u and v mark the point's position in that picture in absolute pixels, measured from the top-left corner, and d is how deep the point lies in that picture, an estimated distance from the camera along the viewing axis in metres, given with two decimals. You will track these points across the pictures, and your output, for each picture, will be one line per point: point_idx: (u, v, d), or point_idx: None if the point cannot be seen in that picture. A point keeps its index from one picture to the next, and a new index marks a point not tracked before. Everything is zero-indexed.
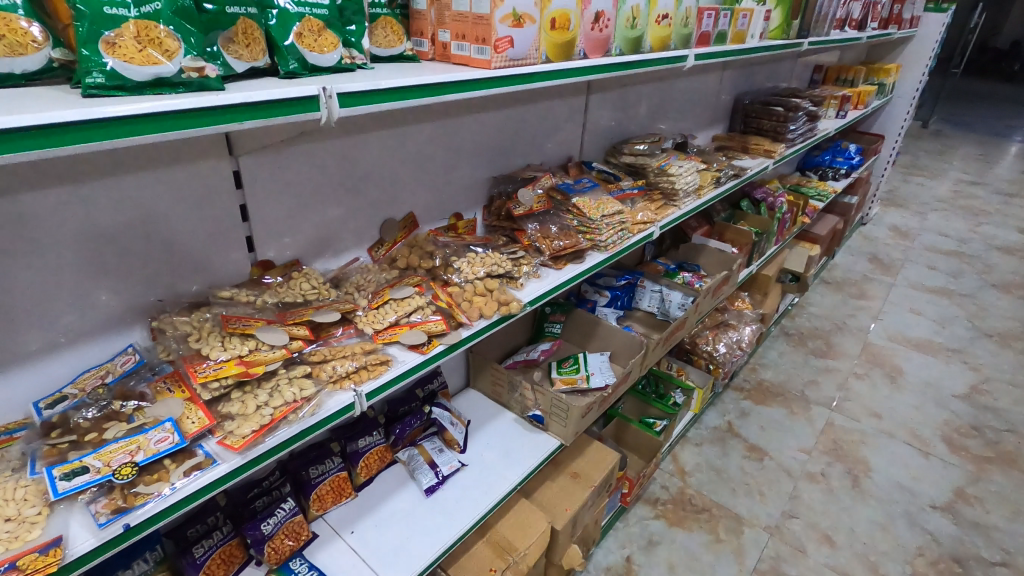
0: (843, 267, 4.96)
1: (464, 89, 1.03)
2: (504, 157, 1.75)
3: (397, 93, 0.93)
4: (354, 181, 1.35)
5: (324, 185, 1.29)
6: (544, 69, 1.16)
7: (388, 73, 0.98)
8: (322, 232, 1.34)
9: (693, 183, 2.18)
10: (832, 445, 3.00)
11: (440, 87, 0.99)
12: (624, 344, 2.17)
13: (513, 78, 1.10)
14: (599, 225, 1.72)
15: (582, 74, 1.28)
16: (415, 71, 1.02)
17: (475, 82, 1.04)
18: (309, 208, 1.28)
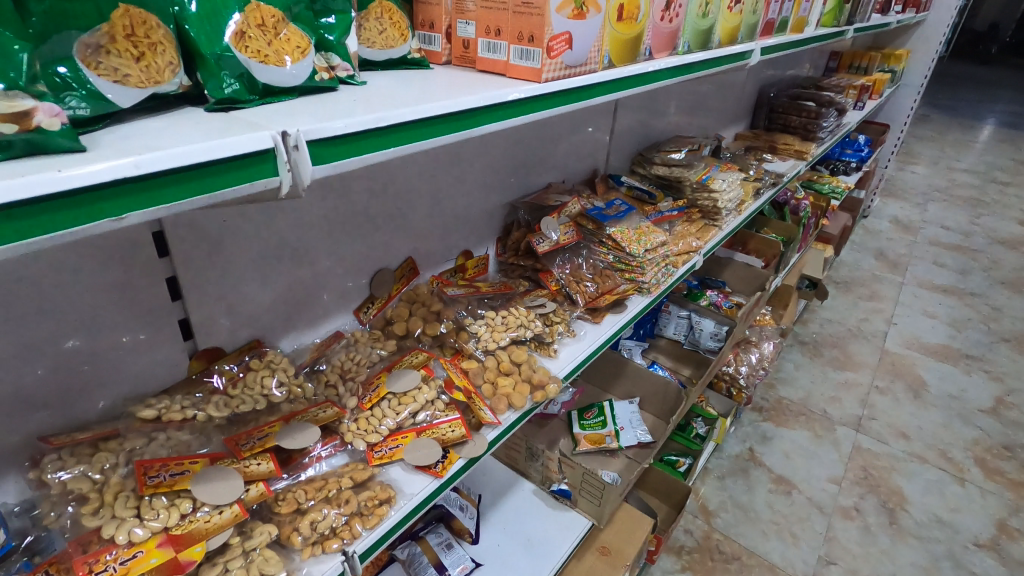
0: (850, 265, 4.72)
1: (501, 117, 0.69)
2: (523, 177, 1.40)
3: (407, 134, 0.58)
4: (335, 226, 0.99)
5: (293, 236, 0.93)
6: (602, 79, 0.83)
7: (390, 94, 0.63)
8: (290, 298, 0.98)
9: (736, 199, 1.85)
10: (863, 473, 2.76)
11: (469, 117, 0.64)
12: (655, 390, 1.84)
13: (565, 95, 0.77)
14: (642, 263, 1.39)
15: (643, 84, 0.95)
16: (429, 88, 0.67)
17: (517, 104, 0.70)
18: (273, 269, 0.92)
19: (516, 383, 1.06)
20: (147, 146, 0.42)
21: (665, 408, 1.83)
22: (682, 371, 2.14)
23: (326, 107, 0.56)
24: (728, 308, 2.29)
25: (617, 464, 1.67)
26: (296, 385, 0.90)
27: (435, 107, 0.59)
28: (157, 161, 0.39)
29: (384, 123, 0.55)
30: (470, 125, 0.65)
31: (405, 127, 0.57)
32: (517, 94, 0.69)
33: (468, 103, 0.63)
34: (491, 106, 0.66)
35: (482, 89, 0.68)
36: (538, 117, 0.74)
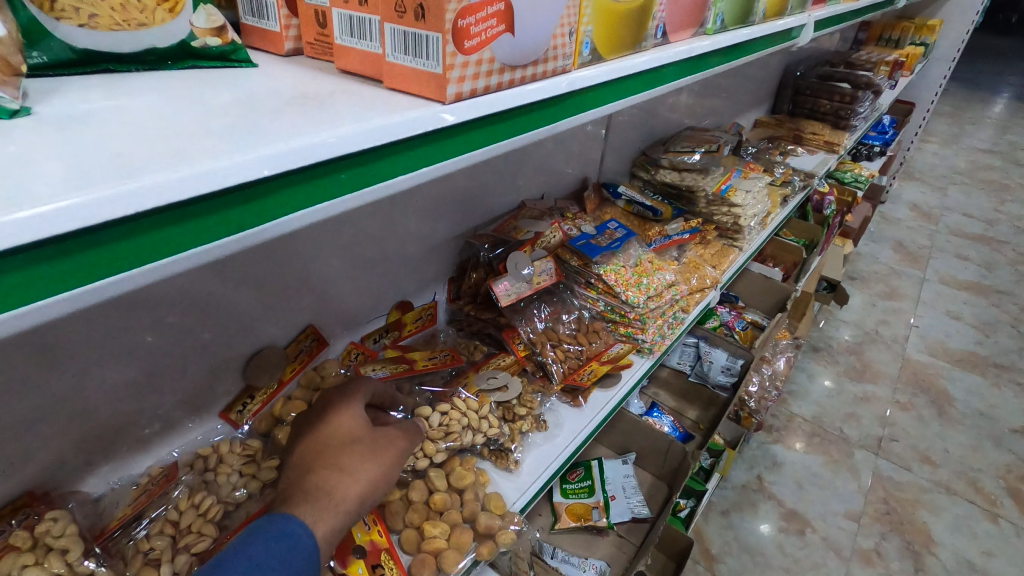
0: (868, 257, 4.28)
1: (305, 200, 0.36)
2: (483, 197, 1.03)
3: (72, 264, 0.27)
4: (161, 303, 0.63)
5: (74, 328, 0.58)
6: (541, 95, 0.49)
7: (40, 162, 0.30)
8: (79, 405, 0.62)
9: (762, 212, 1.49)
10: (884, 507, 2.40)
11: (211, 218, 0.31)
12: (654, 446, 1.50)
13: (455, 131, 0.43)
14: (644, 314, 1.04)
15: (621, 97, 0.62)
16: (164, 135, 0.34)
17: (339, 167, 0.37)
18: (40, 382, 0.57)
19: (453, 528, 0.72)
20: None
21: (665, 470, 1.50)
22: (688, 414, 1.82)
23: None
24: (742, 331, 1.99)
25: (606, 548, 1.35)
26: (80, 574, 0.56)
27: (87, 208, 0.26)
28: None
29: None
30: (221, 232, 0.32)
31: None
32: (339, 143, 0.36)
33: (200, 185, 0.30)
34: (272, 179, 0.34)
35: (312, 122, 0.37)
36: (421, 176, 0.43)
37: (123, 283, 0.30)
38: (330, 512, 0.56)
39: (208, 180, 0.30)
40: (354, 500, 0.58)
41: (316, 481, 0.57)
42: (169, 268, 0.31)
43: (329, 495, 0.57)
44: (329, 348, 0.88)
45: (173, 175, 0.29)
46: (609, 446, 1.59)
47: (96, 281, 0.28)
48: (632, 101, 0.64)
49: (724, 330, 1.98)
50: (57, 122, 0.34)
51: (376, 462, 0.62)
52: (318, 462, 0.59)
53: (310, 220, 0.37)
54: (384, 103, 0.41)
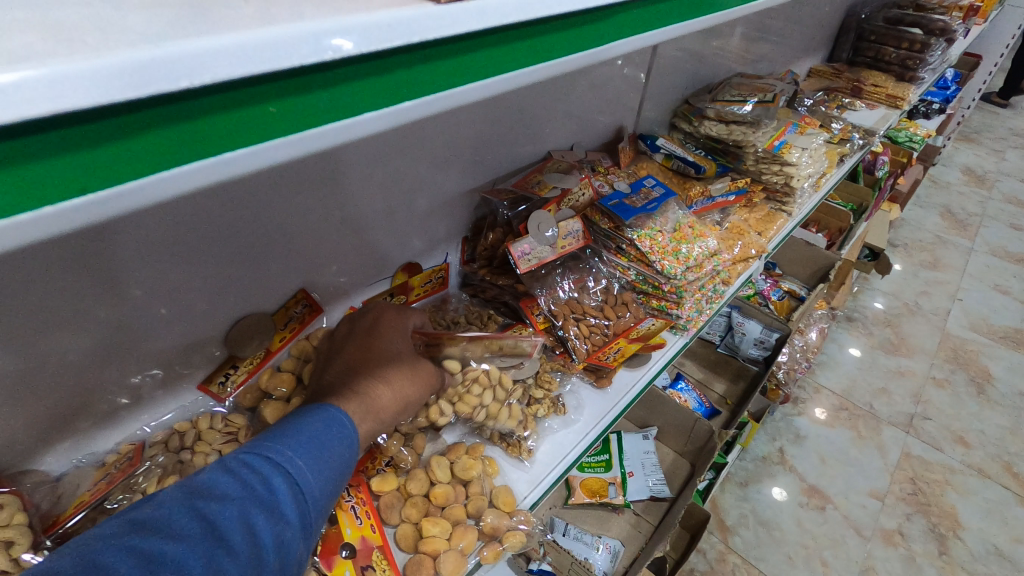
0: (912, 222, 3.96)
1: (219, 141, 0.25)
2: (505, 147, 0.90)
3: None
4: (123, 260, 0.54)
5: (14, 293, 0.49)
6: (570, 6, 0.37)
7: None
8: (17, 368, 0.52)
9: (817, 172, 1.33)
10: (910, 488, 2.25)
11: (52, 162, 0.21)
12: (678, 422, 1.40)
13: (439, 51, 0.31)
14: (681, 287, 0.92)
15: (678, 19, 0.50)
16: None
17: (273, 92, 0.25)
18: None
19: (454, 526, 0.64)
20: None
21: (689, 447, 1.41)
22: (714, 386, 1.72)
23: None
24: (778, 301, 1.85)
25: (621, 527, 1.29)
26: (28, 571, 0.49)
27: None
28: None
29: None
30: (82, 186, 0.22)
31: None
32: (271, 54, 0.24)
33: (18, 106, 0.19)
34: (153, 104, 0.22)
35: (257, 14, 0.26)
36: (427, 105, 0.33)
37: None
38: (369, 415, 0.53)
39: (36, 98, 0.19)
40: (386, 411, 0.56)
41: (361, 387, 0.54)
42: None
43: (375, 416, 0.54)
44: (326, 315, 0.79)
45: None
46: (629, 419, 1.51)
47: None
48: (696, 24, 0.53)
49: (760, 299, 1.85)
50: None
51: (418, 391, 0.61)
52: (369, 371, 0.56)
53: (233, 170, 0.26)
54: None
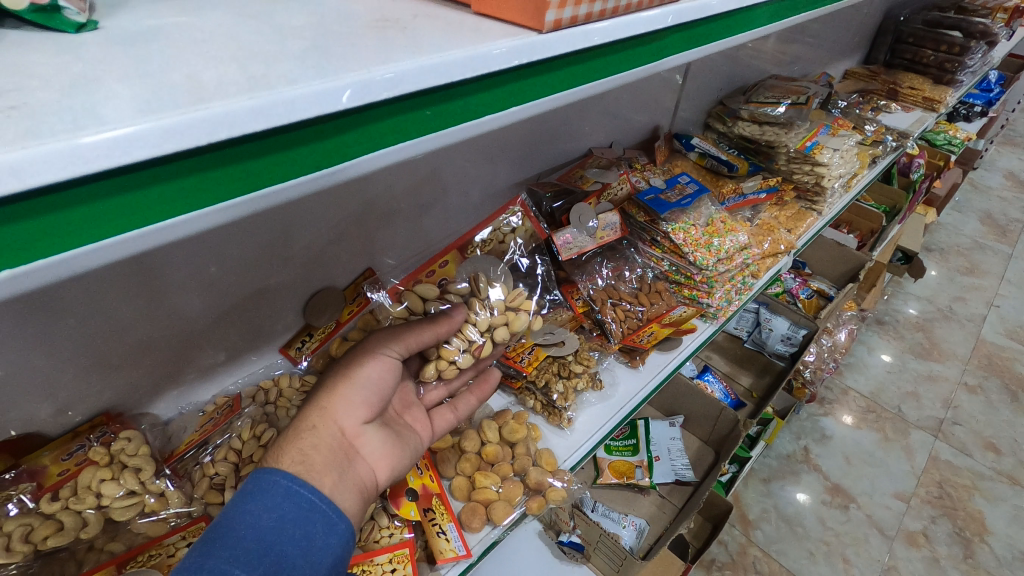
0: (950, 227, 3.88)
1: (376, 141, 0.33)
2: (551, 143, 0.98)
3: (213, 183, 0.27)
4: (238, 238, 0.64)
5: (158, 260, 0.59)
6: (633, 31, 0.45)
7: (96, 80, 0.27)
8: (146, 328, 0.62)
9: (847, 173, 1.37)
10: (937, 491, 2.25)
11: (293, 151, 0.30)
12: (704, 411, 1.46)
13: (533, 71, 0.39)
14: (712, 278, 0.98)
15: (721, 36, 0.57)
16: (240, 59, 0.30)
17: (420, 103, 0.34)
18: (124, 307, 0.59)
19: (503, 480, 0.72)
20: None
21: (714, 435, 1.47)
22: (740, 379, 1.77)
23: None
24: (806, 300, 1.88)
25: (647, 507, 1.36)
26: (152, 492, 0.60)
27: (155, 135, 0.24)
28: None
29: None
30: (285, 172, 0.30)
31: (34, 210, 0.23)
32: (428, 75, 0.32)
33: (274, 117, 0.27)
34: (354, 111, 0.31)
35: (414, 42, 0.34)
36: (525, 112, 0.41)
37: (184, 226, 0.28)
38: (299, 458, 0.51)
39: (284, 108, 0.27)
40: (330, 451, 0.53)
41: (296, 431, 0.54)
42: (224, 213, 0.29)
43: (321, 430, 0.53)
44: None
45: (259, 99, 0.27)
46: (657, 407, 1.58)
47: (220, 202, 0.28)
48: (736, 39, 0.60)
49: (788, 297, 1.88)
50: (123, 36, 0.30)
51: (376, 377, 0.60)
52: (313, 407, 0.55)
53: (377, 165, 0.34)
54: (473, 28, 0.37)
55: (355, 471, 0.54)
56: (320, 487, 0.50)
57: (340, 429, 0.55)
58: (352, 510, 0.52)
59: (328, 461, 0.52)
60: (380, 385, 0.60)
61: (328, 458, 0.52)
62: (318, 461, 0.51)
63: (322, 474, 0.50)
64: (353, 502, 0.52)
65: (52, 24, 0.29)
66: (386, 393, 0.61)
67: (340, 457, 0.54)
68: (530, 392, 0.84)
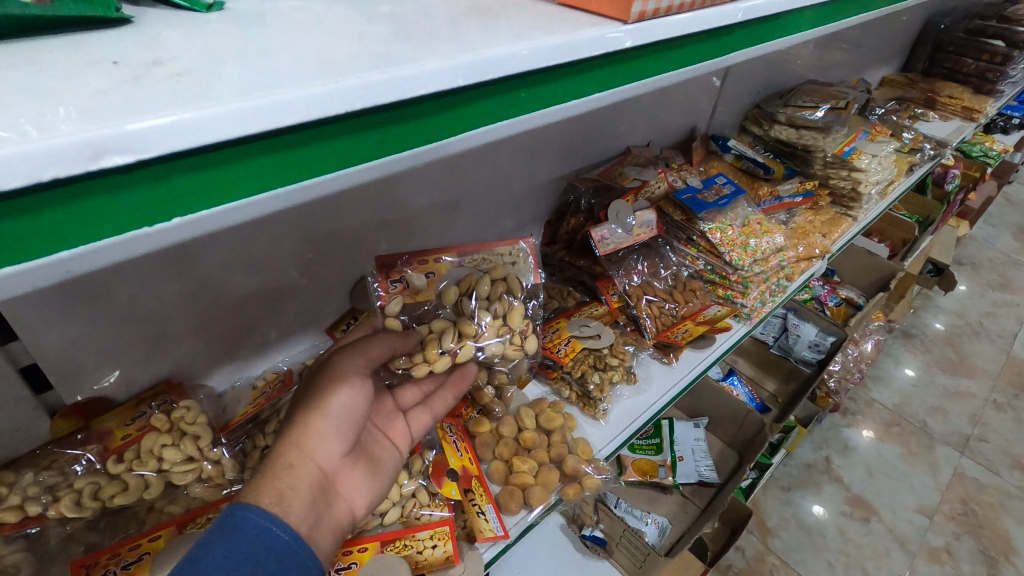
0: (984, 240, 3.79)
1: (492, 115, 0.34)
2: (592, 140, 0.99)
3: (359, 143, 0.28)
4: (303, 217, 0.66)
5: (231, 235, 0.61)
6: (709, 25, 0.46)
7: (228, 46, 0.28)
8: (211, 304, 0.65)
9: (885, 179, 1.36)
10: (961, 508, 2.21)
11: (425, 119, 0.31)
12: (729, 414, 1.46)
13: (624, 57, 0.41)
14: (747, 278, 0.99)
15: (772, 37, 0.57)
16: (360, 36, 0.31)
17: (521, 84, 0.34)
18: (196, 280, 0.62)
19: (540, 466, 0.74)
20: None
21: (738, 438, 1.47)
22: (766, 385, 1.76)
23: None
24: (835, 308, 1.86)
25: (668, 506, 1.36)
26: (210, 460, 0.62)
27: (319, 100, 0.25)
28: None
29: (104, 164, 0.21)
30: (402, 143, 0.30)
31: (193, 166, 0.23)
32: (541, 53, 0.34)
33: (408, 90, 0.28)
34: (479, 84, 0.32)
35: (522, 26, 0.36)
36: (616, 95, 0.42)
37: (306, 192, 0.28)
38: (281, 497, 0.49)
39: (417, 82, 0.28)
40: (312, 489, 0.51)
41: (275, 463, 0.51)
42: (338, 182, 0.29)
43: (298, 468, 0.51)
44: None
45: (403, 72, 0.28)
46: (680, 408, 1.58)
47: (363, 162, 0.29)
48: (785, 41, 0.60)
49: (816, 304, 1.87)
50: (243, 16, 0.31)
51: (350, 402, 0.57)
52: (294, 440, 0.53)
53: (478, 141, 0.35)
54: (566, 18, 0.39)
55: (332, 507, 0.53)
56: (296, 526, 0.48)
57: (317, 464, 0.53)
58: (325, 550, 0.50)
59: (306, 501, 0.50)
60: (354, 412, 0.57)
61: (307, 498, 0.50)
62: (296, 502, 0.49)
63: (299, 512, 0.49)
64: (330, 540, 0.51)
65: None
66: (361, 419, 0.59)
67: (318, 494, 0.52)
68: (565, 382, 0.85)
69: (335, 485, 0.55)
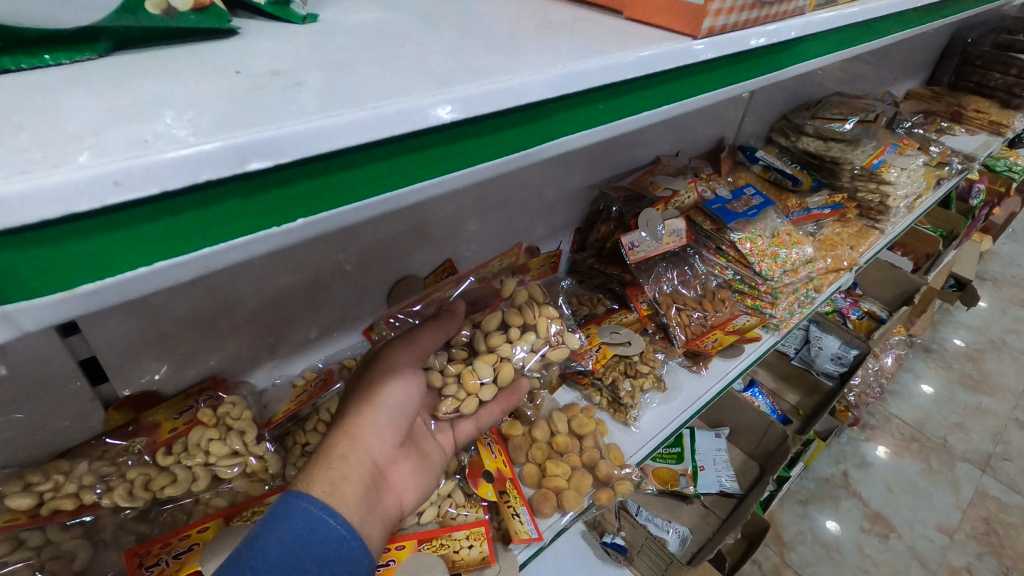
0: (1006, 255, 3.71)
1: (572, 127, 0.36)
2: (623, 150, 1.00)
3: (453, 150, 0.31)
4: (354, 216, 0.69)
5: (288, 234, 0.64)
6: (771, 40, 0.47)
7: (331, 59, 0.30)
8: (262, 304, 0.67)
9: (914, 192, 1.36)
10: (983, 527, 2.17)
11: (513, 128, 0.33)
12: (751, 424, 1.45)
13: (693, 70, 0.42)
14: (777, 288, 0.99)
15: (820, 53, 0.58)
16: (453, 50, 0.33)
17: (598, 97, 0.36)
18: (251, 280, 0.64)
19: (573, 470, 0.74)
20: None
21: (760, 449, 1.46)
22: (787, 397, 1.75)
23: (143, 105, 0.24)
24: (857, 320, 1.85)
25: (690, 515, 1.36)
26: (255, 454, 0.63)
27: (428, 112, 0.28)
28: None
29: (248, 168, 0.23)
30: (489, 152, 0.32)
31: (317, 170, 0.26)
32: (622, 66, 0.35)
33: (504, 102, 0.30)
34: (564, 96, 0.34)
35: (599, 41, 0.37)
36: (683, 106, 0.44)
37: (406, 195, 0.30)
38: (337, 486, 0.50)
39: (507, 96, 0.30)
40: (364, 481, 0.52)
41: (331, 453, 0.53)
42: (432, 188, 0.31)
43: (351, 458, 0.53)
44: None
45: (504, 85, 0.30)
46: (700, 417, 1.58)
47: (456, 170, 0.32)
48: (824, 59, 0.60)
49: (838, 316, 1.85)
50: (338, 30, 0.33)
51: (403, 396, 0.58)
52: (347, 432, 0.54)
53: (558, 151, 0.37)
54: (636, 34, 0.40)
55: (383, 500, 0.54)
56: (348, 517, 0.49)
57: (370, 456, 0.55)
58: (377, 542, 0.51)
59: (359, 491, 0.51)
60: (405, 405, 0.58)
61: (359, 489, 0.51)
62: (348, 491, 0.50)
63: (350, 501, 0.50)
64: (380, 533, 0.52)
65: (283, 13, 0.33)
66: (413, 412, 0.60)
67: (371, 485, 0.53)
68: (597, 388, 0.86)
69: (385, 478, 0.55)
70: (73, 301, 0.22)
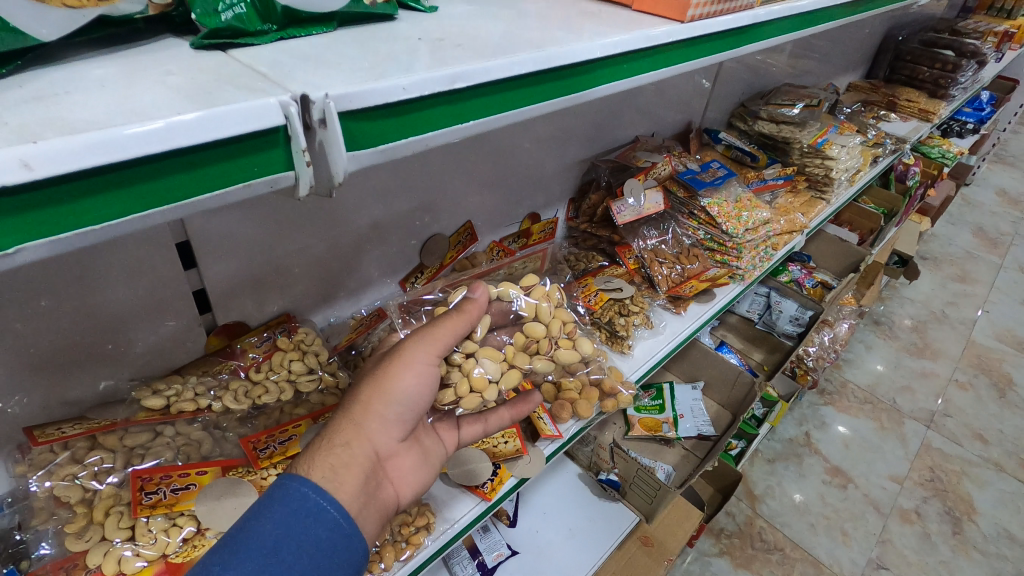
0: (944, 237, 4.02)
1: (619, 76, 0.52)
2: (609, 130, 1.17)
3: (562, 83, 0.45)
4: (402, 179, 0.83)
5: (354, 191, 0.78)
6: (734, 24, 0.64)
7: (467, 30, 0.45)
8: (328, 251, 0.81)
9: (853, 167, 1.57)
10: (929, 475, 2.42)
11: (591, 73, 0.48)
12: (722, 376, 1.64)
13: (688, 45, 0.59)
14: (740, 244, 1.17)
15: (769, 37, 0.74)
16: (537, 27, 0.49)
17: (631, 59, 0.52)
18: (322, 229, 0.78)
19: (584, 386, 0.90)
20: (107, 105, 0.26)
21: (731, 398, 1.65)
22: (753, 355, 1.97)
23: (386, 47, 0.38)
24: (812, 288, 2.06)
25: (672, 457, 1.54)
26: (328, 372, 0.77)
27: (552, 57, 0.43)
28: (164, 133, 0.25)
29: (476, 79, 0.37)
30: (577, 88, 0.48)
31: (500, 86, 0.40)
32: (647, 38, 0.52)
33: (585, 55, 0.46)
34: (616, 54, 0.50)
35: (626, 25, 0.54)
36: (680, 70, 0.60)
37: (533, 112, 0.45)
38: (337, 476, 0.53)
39: (588, 50, 0.46)
40: (361, 472, 0.55)
41: (334, 440, 0.56)
42: (548, 108, 0.46)
43: (354, 448, 0.56)
44: (477, 244, 1.05)
45: (586, 44, 0.46)
46: (677, 375, 1.76)
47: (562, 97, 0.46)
48: (772, 42, 0.76)
49: (795, 286, 2.06)
50: (453, 15, 0.48)
51: (410, 393, 0.61)
52: (353, 421, 0.57)
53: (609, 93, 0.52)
54: (647, 20, 0.57)
55: (378, 491, 0.58)
56: (345, 504, 0.52)
57: (371, 448, 0.58)
58: (370, 529, 0.55)
59: (357, 481, 0.54)
60: (412, 401, 0.61)
61: (358, 477, 0.55)
62: (348, 479, 0.54)
63: (349, 490, 0.53)
64: (372, 523, 0.56)
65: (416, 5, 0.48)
66: (419, 410, 0.63)
67: (370, 476, 0.57)
68: (597, 326, 1.02)
69: (379, 471, 0.59)
70: (386, 153, 0.35)
